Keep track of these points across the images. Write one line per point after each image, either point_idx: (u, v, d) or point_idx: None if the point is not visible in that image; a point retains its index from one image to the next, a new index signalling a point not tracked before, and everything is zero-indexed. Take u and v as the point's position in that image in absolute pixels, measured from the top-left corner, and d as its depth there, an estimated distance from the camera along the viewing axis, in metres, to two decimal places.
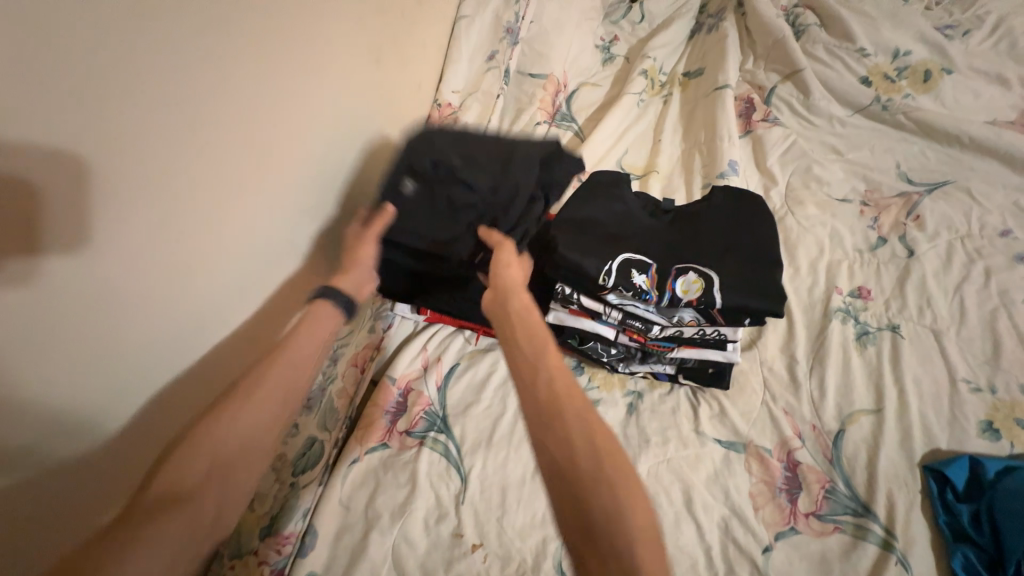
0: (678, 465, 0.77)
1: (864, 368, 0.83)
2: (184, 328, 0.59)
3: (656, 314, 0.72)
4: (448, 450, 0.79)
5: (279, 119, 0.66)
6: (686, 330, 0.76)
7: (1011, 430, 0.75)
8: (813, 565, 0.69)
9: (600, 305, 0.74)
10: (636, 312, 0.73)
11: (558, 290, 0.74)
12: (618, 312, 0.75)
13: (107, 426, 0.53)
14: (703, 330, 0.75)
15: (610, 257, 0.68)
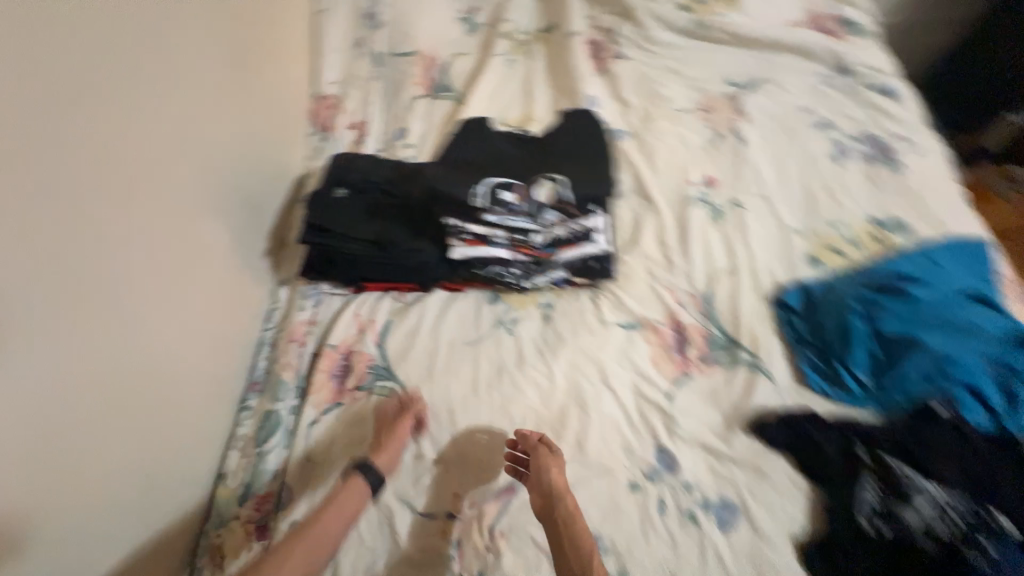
0: (590, 351, 0.92)
1: (720, 239, 1.01)
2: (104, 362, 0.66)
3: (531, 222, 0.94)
4: (395, 392, 0.89)
5: (147, 144, 0.72)
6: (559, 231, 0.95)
7: (827, 254, 0.96)
8: (705, 397, 0.87)
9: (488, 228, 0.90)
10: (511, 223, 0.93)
11: (451, 226, 0.90)
12: (502, 230, 0.92)
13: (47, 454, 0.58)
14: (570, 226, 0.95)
15: (480, 185, 0.93)
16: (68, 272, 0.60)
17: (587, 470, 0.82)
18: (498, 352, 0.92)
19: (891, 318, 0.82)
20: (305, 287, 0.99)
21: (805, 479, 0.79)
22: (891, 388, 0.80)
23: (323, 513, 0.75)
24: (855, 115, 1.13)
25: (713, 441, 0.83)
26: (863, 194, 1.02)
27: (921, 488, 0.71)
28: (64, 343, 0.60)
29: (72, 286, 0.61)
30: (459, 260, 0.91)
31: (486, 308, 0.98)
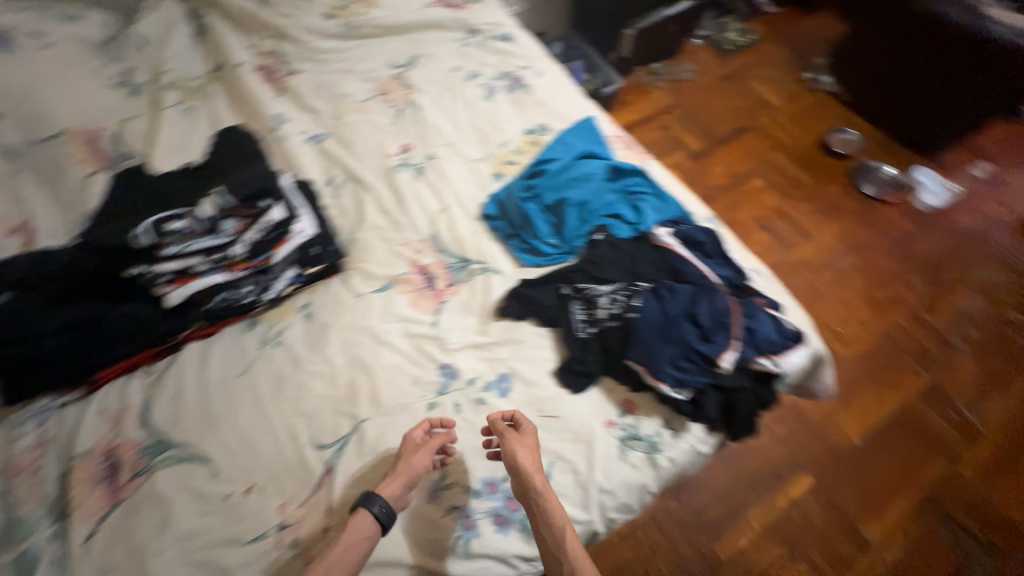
0: (357, 322, 1.02)
1: (428, 188, 1.21)
2: None
3: (217, 239, 0.93)
4: (180, 456, 0.86)
5: None
6: (252, 236, 0.95)
7: (504, 168, 1.23)
8: (461, 310, 1.06)
9: (175, 263, 0.90)
10: (198, 246, 0.92)
11: (143, 274, 0.90)
12: (196, 258, 0.91)
13: None
14: (260, 229, 0.96)
15: (146, 226, 0.92)
16: None
17: (389, 415, 0.92)
18: (274, 364, 0.96)
19: (547, 193, 1.11)
20: (21, 413, 0.88)
21: (545, 327, 1.02)
22: (568, 238, 1.08)
23: (339, 539, 0.76)
24: (490, 64, 1.45)
25: (477, 338, 1.02)
26: (513, 117, 1.33)
27: (600, 292, 0.99)
28: None
29: None
30: (182, 304, 0.91)
31: (246, 336, 1.00)
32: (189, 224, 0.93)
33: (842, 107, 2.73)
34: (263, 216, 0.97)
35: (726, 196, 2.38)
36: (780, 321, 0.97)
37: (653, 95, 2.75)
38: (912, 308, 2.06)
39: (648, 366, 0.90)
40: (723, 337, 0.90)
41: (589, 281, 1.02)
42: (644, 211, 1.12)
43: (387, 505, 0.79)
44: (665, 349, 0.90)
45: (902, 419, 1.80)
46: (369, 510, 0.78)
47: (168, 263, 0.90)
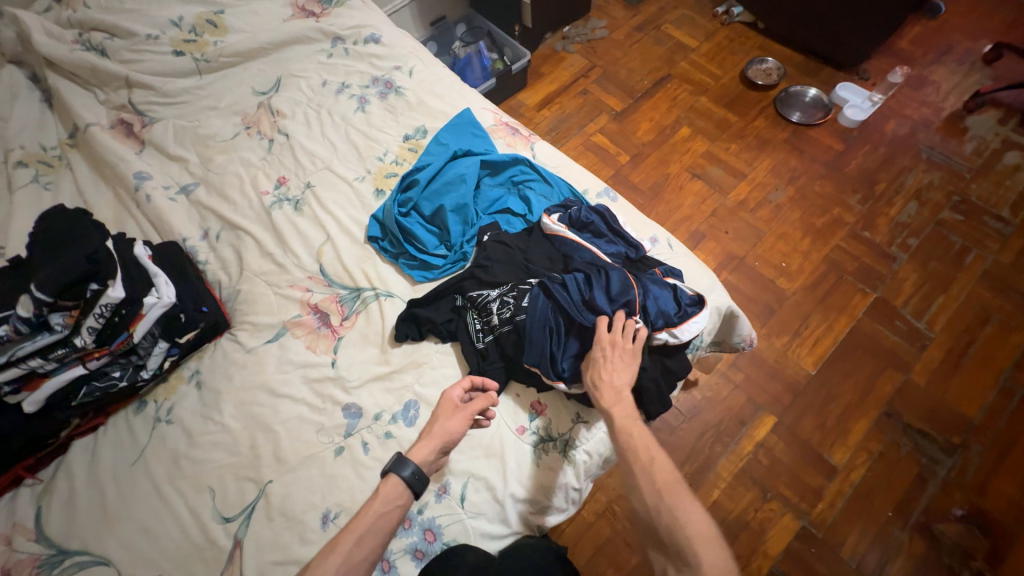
0: (252, 380, 0.97)
1: (309, 220, 1.14)
2: None
3: (51, 334, 0.84)
4: (82, 561, 0.83)
5: None
6: (94, 323, 0.86)
7: (385, 182, 1.16)
8: (360, 343, 1.02)
9: (15, 369, 0.82)
10: (31, 348, 0.83)
11: None
12: (36, 358, 0.84)
13: None
14: (99, 313, 0.86)
15: None
16: None
17: (295, 470, 0.89)
18: (168, 444, 0.92)
19: (424, 203, 1.06)
20: None
21: (446, 342, 0.99)
22: (454, 246, 1.04)
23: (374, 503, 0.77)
24: (360, 70, 1.35)
25: (379, 370, 0.98)
26: (389, 125, 1.24)
27: (491, 296, 0.95)
28: None
29: None
30: (44, 407, 0.86)
31: (135, 419, 0.94)
32: (9, 326, 0.80)
33: (758, 36, 2.67)
34: (101, 297, 0.85)
35: (656, 152, 2.33)
36: (678, 289, 0.94)
37: (568, 60, 2.65)
38: (851, 229, 2.05)
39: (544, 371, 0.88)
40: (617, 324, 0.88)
41: (480, 287, 0.99)
42: (531, 201, 1.08)
43: (419, 470, 0.79)
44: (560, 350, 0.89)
45: (854, 341, 1.82)
46: (400, 474, 0.78)
47: (4, 372, 0.82)
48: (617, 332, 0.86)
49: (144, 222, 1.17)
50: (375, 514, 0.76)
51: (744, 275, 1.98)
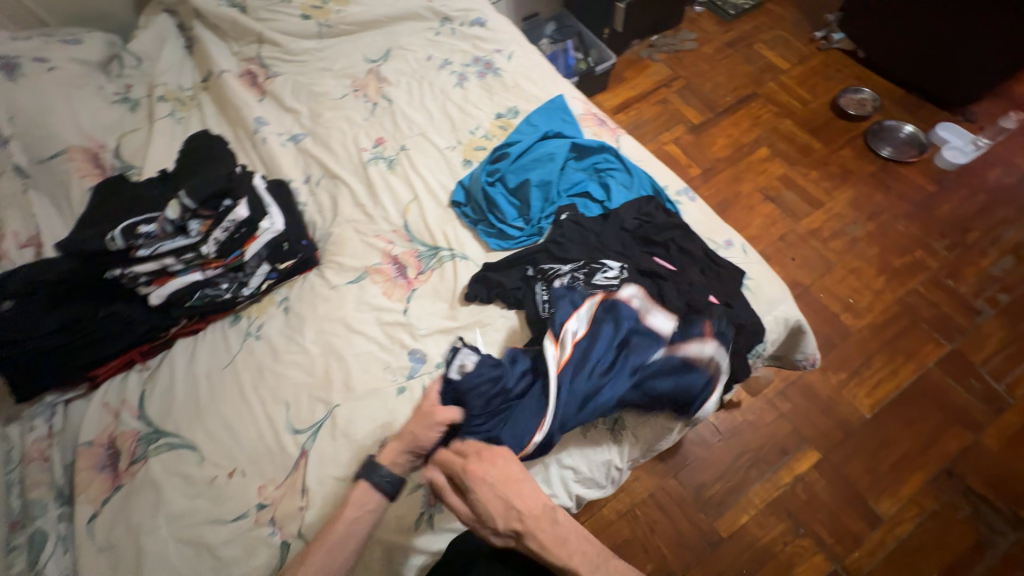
0: (332, 314, 1.06)
1: (399, 179, 1.23)
2: None
3: (185, 239, 0.99)
4: (172, 443, 0.94)
5: None
6: (220, 236, 1.00)
7: (473, 154, 1.23)
8: (431, 296, 1.08)
9: (154, 263, 0.96)
10: (169, 247, 0.97)
11: (119, 276, 0.95)
12: (169, 257, 0.97)
13: None
14: (224, 227, 1.00)
15: (113, 229, 0.96)
16: None
17: (361, 399, 0.97)
18: (255, 357, 1.02)
19: (510, 175, 1.11)
20: (32, 408, 0.95)
21: (511, 309, 1.03)
22: (532, 219, 1.09)
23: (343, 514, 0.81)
24: (463, 49, 1.44)
25: (445, 323, 1.04)
26: (483, 102, 1.31)
27: (562, 270, 0.99)
28: None
29: None
30: (165, 303, 0.97)
31: (230, 330, 1.06)
32: (161, 227, 0.98)
33: (857, 64, 2.56)
34: (228, 215, 1.00)
35: (729, 168, 2.29)
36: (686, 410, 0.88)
37: (652, 68, 2.65)
38: (932, 275, 1.93)
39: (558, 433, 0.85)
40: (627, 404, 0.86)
41: (552, 261, 1.03)
42: (611, 188, 1.11)
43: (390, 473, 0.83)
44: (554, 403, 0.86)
45: (919, 391, 1.71)
46: (370, 480, 0.83)
47: (147, 264, 0.96)
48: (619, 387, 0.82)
49: (257, 162, 1.31)
50: (348, 519, 0.81)
51: (806, 304, 1.91)
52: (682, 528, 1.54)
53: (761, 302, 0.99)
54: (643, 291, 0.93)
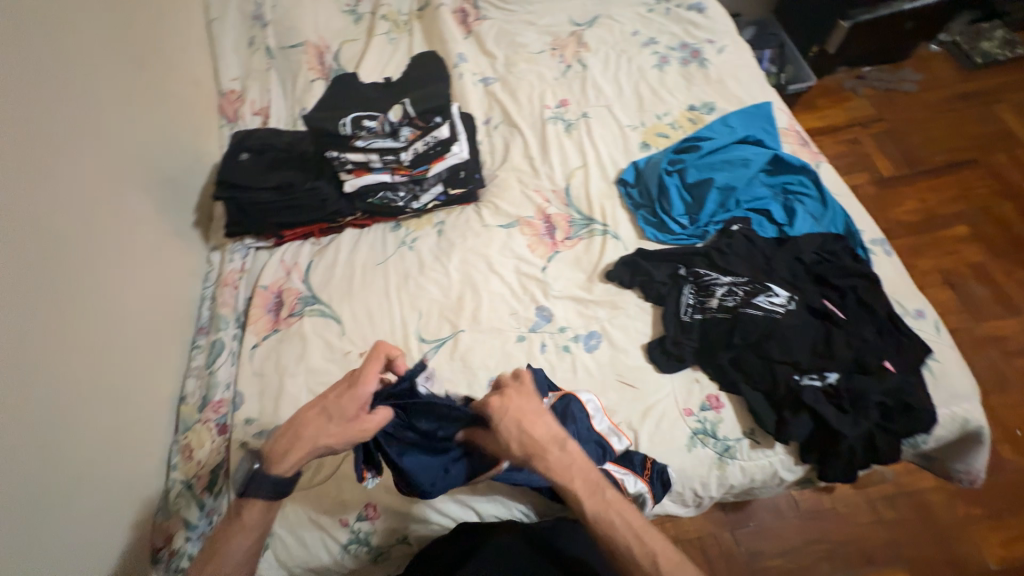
0: (478, 249, 1.12)
1: (573, 144, 1.24)
2: (80, 305, 0.82)
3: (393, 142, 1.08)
4: (322, 311, 1.06)
5: (90, 142, 0.90)
6: (419, 147, 1.09)
7: (654, 139, 1.19)
8: (572, 263, 1.09)
9: (363, 156, 1.06)
10: (380, 145, 1.06)
11: (333, 158, 1.06)
12: (375, 153, 1.07)
13: (52, 373, 0.74)
14: (425, 141, 1.08)
15: (343, 117, 1.07)
16: (47, 239, 0.77)
17: (483, 333, 1.01)
18: (403, 264, 1.11)
19: (691, 170, 1.06)
20: (234, 245, 1.15)
21: (649, 303, 1.00)
22: (700, 221, 1.04)
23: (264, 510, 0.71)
24: (673, 32, 1.39)
25: (579, 292, 1.05)
26: (679, 91, 1.26)
27: (720, 281, 0.94)
28: (46, 288, 0.76)
29: (51, 249, 0.78)
30: (355, 192, 1.10)
31: (389, 234, 1.16)
32: (380, 123, 1.08)
33: None
34: (432, 130, 1.09)
35: (913, 236, 1.95)
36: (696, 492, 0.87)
37: (852, 103, 2.31)
38: None
39: (614, 453, 0.82)
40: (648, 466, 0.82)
41: (710, 268, 0.97)
42: (797, 214, 1.01)
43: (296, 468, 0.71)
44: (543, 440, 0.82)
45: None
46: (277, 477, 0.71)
47: (357, 155, 1.07)
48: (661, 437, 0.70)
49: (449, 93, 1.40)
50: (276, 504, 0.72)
51: None
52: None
53: (941, 390, 0.86)
54: (806, 331, 0.85)
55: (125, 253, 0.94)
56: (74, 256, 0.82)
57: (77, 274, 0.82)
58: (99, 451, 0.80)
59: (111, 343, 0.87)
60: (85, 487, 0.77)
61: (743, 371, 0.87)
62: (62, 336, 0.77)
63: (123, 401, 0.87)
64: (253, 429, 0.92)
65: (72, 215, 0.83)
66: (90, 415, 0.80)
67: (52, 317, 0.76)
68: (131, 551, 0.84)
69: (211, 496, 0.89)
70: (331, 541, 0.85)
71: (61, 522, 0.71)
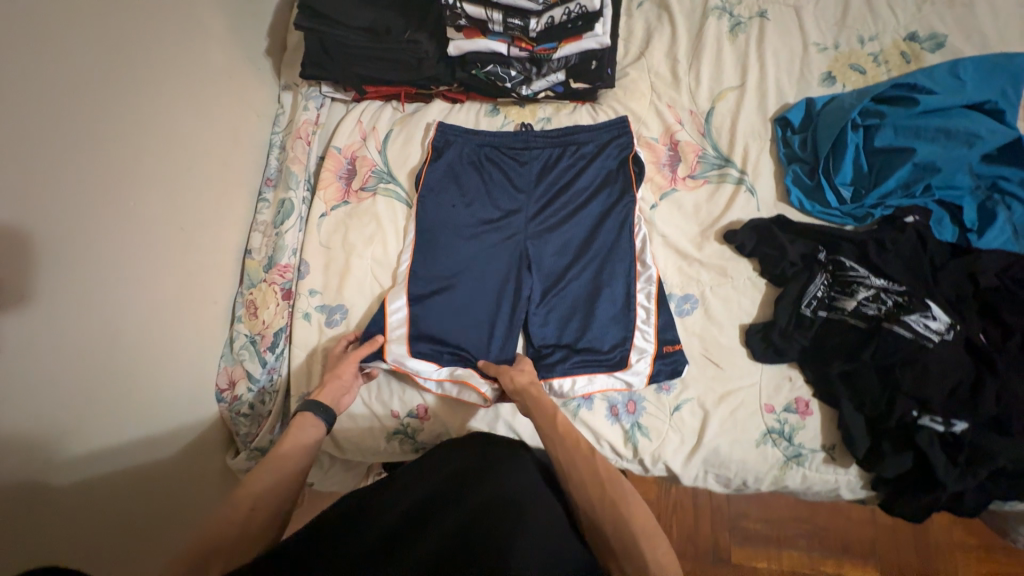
0: (581, 161, 0.93)
1: (734, 55, 0.95)
2: (145, 131, 0.73)
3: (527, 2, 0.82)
4: (397, 194, 0.95)
5: None
6: (555, 15, 0.83)
7: (845, 73, 0.90)
8: (688, 210, 0.91)
9: (482, 11, 0.82)
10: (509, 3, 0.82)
11: (445, 6, 0.82)
12: (498, 12, 0.83)
13: (120, 203, 0.69)
14: (567, 9, 0.82)
15: None
16: (107, 56, 0.67)
17: (568, 269, 0.89)
18: (494, 160, 0.94)
19: (884, 131, 0.82)
20: (308, 89, 0.99)
21: (764, 280, 0.86)
22: (865, 199, 0.83)
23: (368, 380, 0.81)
24: None
25: (686, 247, 0.90)
26: (905, 9, 0.91)
27: (867, 281, 0.78)
28: (106, 111, 0.67)
29: (111, 67, 0.68)
30: (460, 58, 0.88)
31: (484, 119, 0.98)
32: None
33: None
34: None
35: None
36: (750, 479, 0.82)
37: None
38: None
39: (626, 366, 0.83)
40: (638, 357, 0.83)
41: (860, 262, 0.80)
42: (997, 221, 0.80)
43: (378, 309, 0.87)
44: (549, 332, 0.87)
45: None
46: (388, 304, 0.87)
47: (475, 5, 0.82)
48: (664, 173, 0.93)
49: None
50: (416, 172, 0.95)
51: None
52: (701, 531, 1.26)
53: None
54: (957, 370, 0.72)
55: (196, 77, 0.83)
56: (142, 76, 0.73)
57: (142, 96, 0.73)
58: (176, 292, 0.79)
59: (180, 182, 0.80)
60: (170, 325, 0.79)
61: (852, 389, 0.76)
62: (130, 167, 0.71)
63: (195, 247, 0.83)
64: (316, 302, 0.90)
65: (130, 22, 0.71)
66: (163, 252, 0.77)
67: (118, 144, 0.69)
68: (192, 385, 0.83)
69: (274, 358, 0.87)
70: (376, 427, 0.87)
71: (147, 351, 0.74)
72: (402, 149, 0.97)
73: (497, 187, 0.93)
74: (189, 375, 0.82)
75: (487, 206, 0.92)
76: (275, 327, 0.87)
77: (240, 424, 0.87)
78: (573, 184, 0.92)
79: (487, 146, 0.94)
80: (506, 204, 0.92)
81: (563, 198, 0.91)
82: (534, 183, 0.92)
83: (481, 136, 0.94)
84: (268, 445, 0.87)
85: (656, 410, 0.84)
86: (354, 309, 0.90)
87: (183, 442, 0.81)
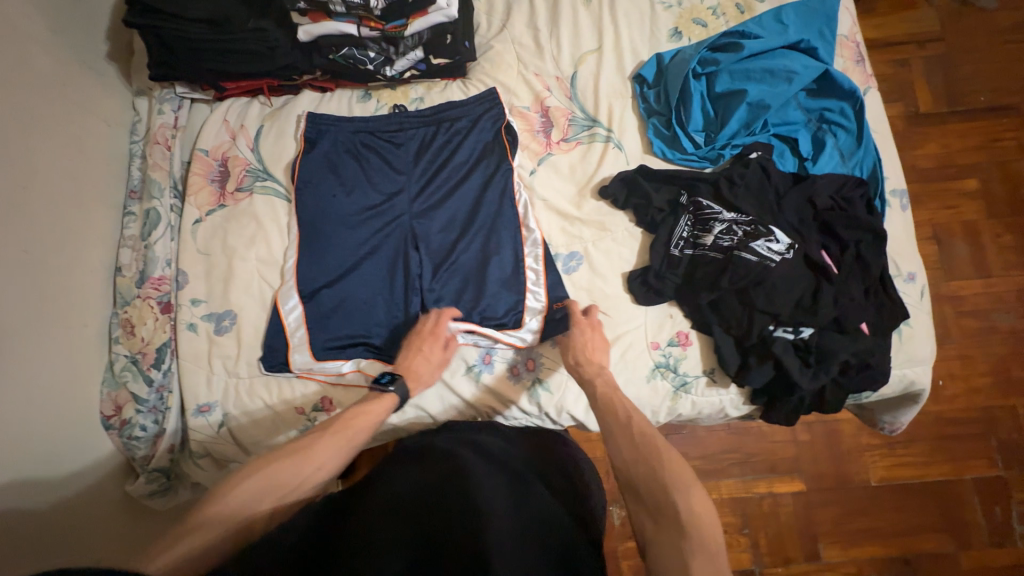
0: (456, 138, 0.94)
1: (589, 19, 0.99)
2: None
3: None
4: (274, 190, 0.92)
5: None
6: None
7: (688, 28, 0.97)
8: (565, 172, 0.95)
9: None
10: None
11: None
12: None
13: None
14: None
15: None
16: None
17: (457, 243, 0.90)
18: (371, 146, 0.94)
19: (722, 77, 0.90)
20: (162, 91, 0.94)
21: (639, 228, 0.92)
22: (717, 142, 0.90)
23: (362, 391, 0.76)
24: None
25: (566, 207, 0.94)
26: None
27: (720, 216, 0.85)
28: None
29: None
30: (313, 44, 0.89)
31: (357, 105, 0.97)
32: None
33: None
34: None
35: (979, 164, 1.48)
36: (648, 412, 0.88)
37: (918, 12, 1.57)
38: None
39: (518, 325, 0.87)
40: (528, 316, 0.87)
41: (714, 200, 0.87)
42: (825, 148, 0.90)
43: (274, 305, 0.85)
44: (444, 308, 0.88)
45: (946, 510, 1.30)
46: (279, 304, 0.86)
47: None
48: (539, 139, 0.96)
49: None
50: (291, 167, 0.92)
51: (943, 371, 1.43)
52: None
53: (901, 351, 0.86)
54: (800, 283, 0.81)
55: (24, 86, 0.77)
56: None
57: None
58: (36, 318, 0.74)
59: (22, 200, 0.74)
60: (35, 354, 0.73)
61: (720, 315, 0.84)
62: None
63: (53, 268, 0.78)
64: (201, 311, 0.87)
65: None
66: (12, 276, 0.71)
67: None
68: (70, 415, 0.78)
69: (159, 375, 0.83)
70: (283, 430, 0.85)
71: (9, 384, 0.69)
72: (272, 144, 0.94)
73: (377, 172, 0.93)
74: (65, 405, 0.77)
75: (369, 191, 0.92)
76: (158, 342, 0.84)
77: (133, 448, 0.84)
78: (452, 160, 0.93)
79: (363, 131, 0.93)
80: (388, 188, 0.92)
81: (445, 174, 0.93)
82: (412, 163, 0.93)
83: (354, 123, 0.93)
84: (168, 464, 0.85)
85: (554, 364, 0.88)
86: (243, 313, 0.87)
87: (70, 477, 0.76)
